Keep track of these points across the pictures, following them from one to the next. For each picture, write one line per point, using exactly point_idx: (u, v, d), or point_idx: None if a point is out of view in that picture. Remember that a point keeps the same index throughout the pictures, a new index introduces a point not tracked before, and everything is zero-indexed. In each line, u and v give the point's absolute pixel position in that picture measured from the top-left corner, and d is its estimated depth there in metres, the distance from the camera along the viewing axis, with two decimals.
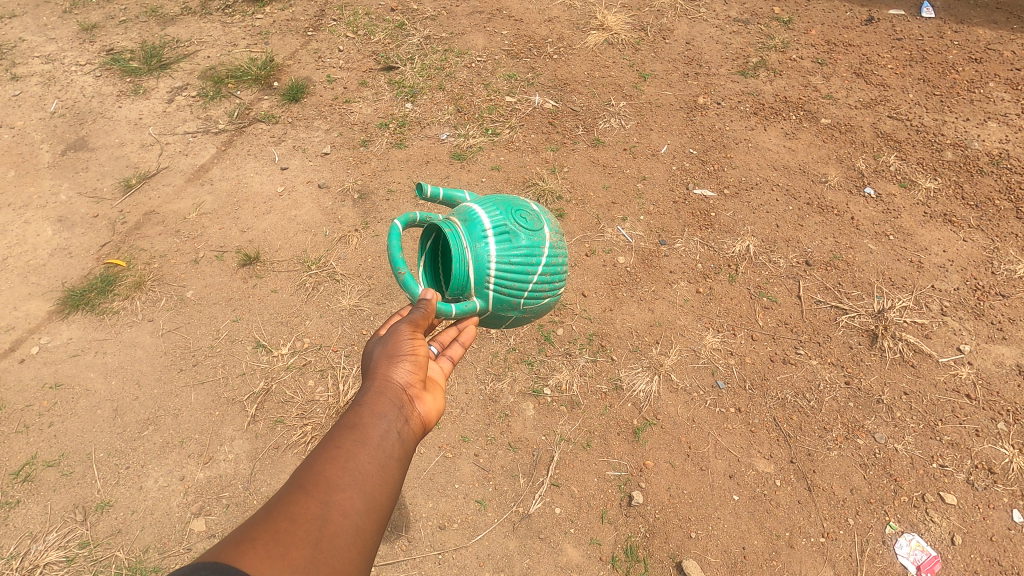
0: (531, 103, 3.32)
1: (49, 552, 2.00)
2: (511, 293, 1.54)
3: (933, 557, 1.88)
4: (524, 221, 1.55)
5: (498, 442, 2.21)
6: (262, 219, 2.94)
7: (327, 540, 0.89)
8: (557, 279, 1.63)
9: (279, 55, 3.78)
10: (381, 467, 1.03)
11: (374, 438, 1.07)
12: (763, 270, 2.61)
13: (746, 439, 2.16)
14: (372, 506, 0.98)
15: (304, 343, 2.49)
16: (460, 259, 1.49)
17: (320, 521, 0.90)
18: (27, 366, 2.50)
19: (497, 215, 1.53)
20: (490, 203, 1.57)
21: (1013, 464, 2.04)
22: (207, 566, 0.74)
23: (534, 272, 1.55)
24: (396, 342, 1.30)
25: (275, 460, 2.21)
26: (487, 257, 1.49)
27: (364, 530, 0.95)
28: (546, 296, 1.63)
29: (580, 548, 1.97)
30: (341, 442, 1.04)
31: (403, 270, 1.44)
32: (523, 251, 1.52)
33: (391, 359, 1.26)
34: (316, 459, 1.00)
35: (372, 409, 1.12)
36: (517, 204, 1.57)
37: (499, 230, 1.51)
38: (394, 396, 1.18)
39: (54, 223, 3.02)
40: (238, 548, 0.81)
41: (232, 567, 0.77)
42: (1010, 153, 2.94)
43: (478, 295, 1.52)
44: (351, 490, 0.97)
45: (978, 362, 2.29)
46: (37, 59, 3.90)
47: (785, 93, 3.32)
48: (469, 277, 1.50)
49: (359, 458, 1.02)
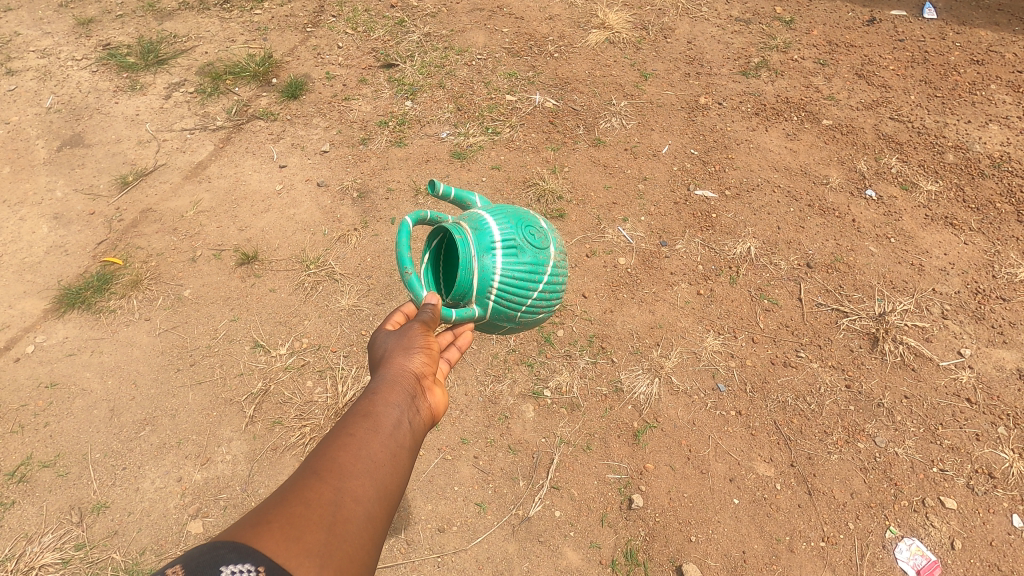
0: (531, 103, 3.30)
1: (44, 554, 1.98)
2: (510, 306, 1.53)
3: (933, 562, 1.88)
4: (532, 237, 1.54)
5: (498, 444, 2.20)
6: (261, 217, 2.92)
7: (341, 525, 0.88)
8: (554, 297, 1.63)
9: (278, 52, 3.75)
10: (392, 456, 1.02)
11: (386, 427, 1.05)
12: (763, 272, 2.60)
13: (746, 443, 2.15)
14: (383, 494, 0.96)
15: (303, 343, 2.47)
16: (466, 267, 1.45)
17: (333, 506, 0.89)
18: (22, 365, 2.48)
19: (507, 228, 1.51)
20: (502, 214, 1.55)
21: (1013, 469, 2.03)
22: (226, 545, 0.76)
23: (535, 289, 1.55)
24: (408, 335, 1.29)
25: (273, 462, 2.19)
26: (492, 270, 1.47)
27: (375, 517, 0.93)
28: (542, 312, 1.62)
29: (580, 551, 1.96)
30: (354, 430, 1.02)
31: (409, 271, 1.40)
32: (527, 267, 1.51)
33: (404, 350, 1.24)
34: (329, 445, 0.99)
35: (385, 398, 1.11)
36: (527, 220, 1.56)
37: (507, 244, 1.49)
38: (406, 385, 1.16)
39: (50, 220, 2.99)
40: (254, 530, 0.81)
41: (250, 550, 0.77)
42: (1012, 155, 2.93)
43: (478, 303, 1.50)
44: (364, 477, 0.95)
45: (978, 366, 2.29)
46: (32, 54, 3.87)
47: (786, 93, 3.31)
48: (472, 286, 1.47)
49: (372, 446, 1.01)
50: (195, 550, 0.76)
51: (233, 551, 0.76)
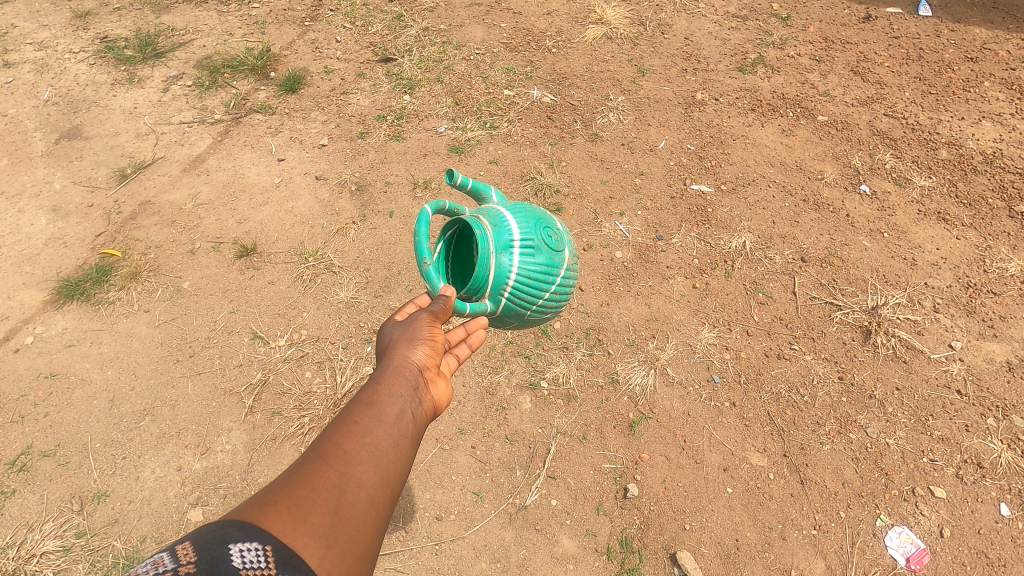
0: (529, 97, 3.33)
1: (45, 542, 2.00)
2: (522, 304, 1.56)
3: (922, 550, 1.91)
4: (548, 239, 1.58)
5: (496, 434, 2.23)
6: (259, 211, 2.93)
7: (345, 508, 0.90)
8: (562, 298, 1.68)
9: (276, 46, 3.75)
10: (395, 445, 1.04)
11: (390, 416, 1.08)
12: (758, 266, 2.63)
13: (741, 433, 2.18)
14: (387, 481, 0.99)
15: (301, 335, 2.49)
16: (484, 263, 1.46)
17: (339, 490, 0.91)
18: (21, 356, 2.49)
19: (526, 227, 1.54)
20: (521, 213, 1.57)
21: (1001, 459, 2.07)
22: (234, 524, 0.80)
23: (547, 289, 1.58)
24: (414, 326, 1.31)
25: (272, 452, 2.21)
26: (509, 268, 1.49)
27: (378, 503, 0.96)
28: (549, 312, 1.66)
29: (576, 539, 1.99)
30: (359, 417, 1.05)
31: (427, 262, 1.42)
32: (542, 266, 1.55)
33: (409, 341, 1.27)
34: (334, 431, 1.01)
35: (389, 388, 1.13)
36: (545, 221, 1.60)
37: (526, 243, 1.52)
38: (410, 377, 1.18)
39: (49, 212, 2.99)
40: (262, 510, 0.84)
41: (256, 531, 0.80)
42: (1004, 152, 2.96)
43: (491, 299, 1.51)
44: (368, 463, 0.98)
45: (968, 358, 2.32)
46: (30, 46, 3.86)
47: (783, 89, 3.33)
48: (489, 281, 1.48)
49: (375, 434, 1.03)
50: (206, 528, 0.80)
51: (241, 529, 0.80)
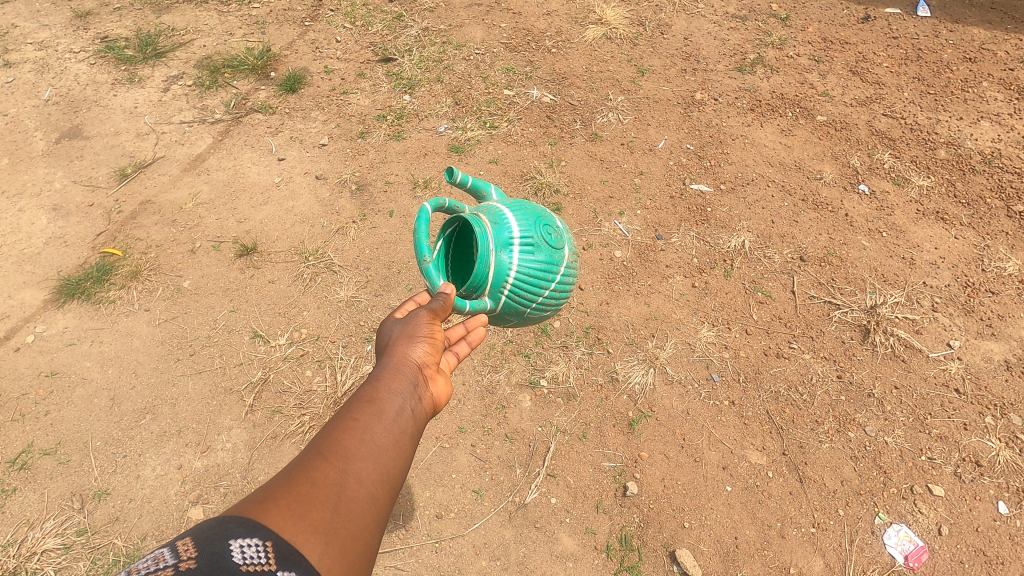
0: (529, 97, 3.33)
1: (47, 540, 2.00)
2: (521, 302, 1.56)
3: (920, 547, 1.92)
4: (548, 236, 1.58)
5: (495, 433, 2.23)
6: (259, 210, 2.94)
7: (345, 505, 0.91)
8: (562, 295, 1.69)
9: (276, 46, 3.76)
10: (395, 441, 1.05)
11: (390, 413, 1.08)
12: (757, 265, 2.63)
13: (740, 431, 2.19)
14: (387, 477, 0.99)
15: (302, 334, 2.50)
16: (484, 260, 1.47)
17: (339, 487, 0.92)
18: (22, 355, 2.49)
19: (525, 225, 1.55)
20: (521, 211, 1.58)
21: (999, 457, 2.07)
22: (234, 520, 0.81)
23: (547, 286, 1.59)
24: (414, 324, 1.31)
25: (272, 450, 2.22)
26: (509, 266, 1.50)
27: (378, 499, 0.96)
28: (549, 309, 1.67)
29: (576, 537, 2.00)
30: (358, 414, 1.05)
31: (426, 260, 1.43)
32: (542, 264, 1.56)
33: (408, 338, 1.27)
34: (334, 428, 1.02)
35: (389, 386, 1.13)
36: (545, 218, 1.60)
37: (525, 240, 1.53)
38: (409, 374, 1.19)
39: (50, 211, 3.00)
40: (262, 506, 0.85)
41: (256, 526, 0.81)
42: (1002, 152, 2.97)
43: (491, 296, 1.52)
44: (368, 460, 0.98)
45: (966, 357, 2.33)
46: (30, 46, 3.87)
47: (782, 89, 3.34)
48: (489, 278, 1.49)
49: (375, 431, 1.04)
50: (206, 523, 0.81)
51: (241, 525, 0.80)
